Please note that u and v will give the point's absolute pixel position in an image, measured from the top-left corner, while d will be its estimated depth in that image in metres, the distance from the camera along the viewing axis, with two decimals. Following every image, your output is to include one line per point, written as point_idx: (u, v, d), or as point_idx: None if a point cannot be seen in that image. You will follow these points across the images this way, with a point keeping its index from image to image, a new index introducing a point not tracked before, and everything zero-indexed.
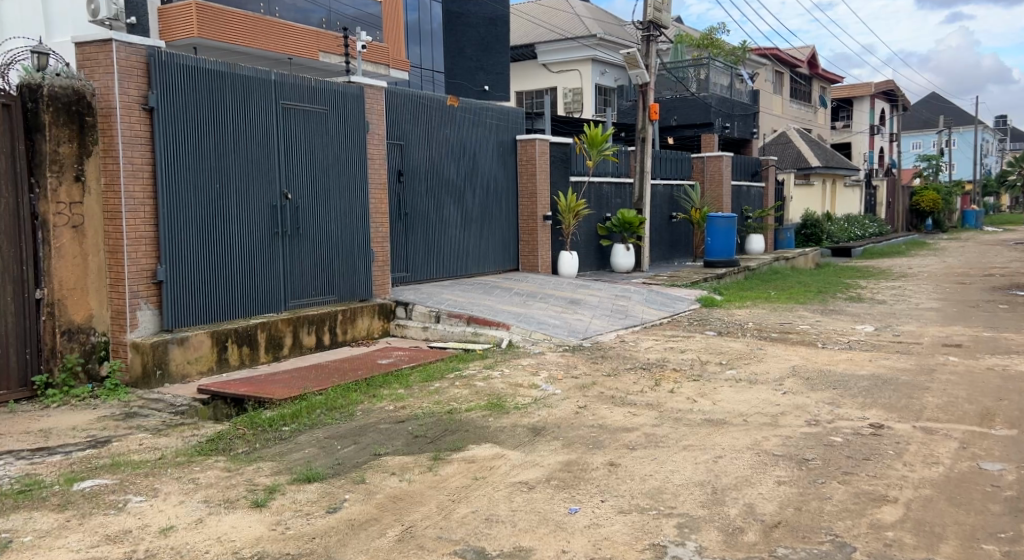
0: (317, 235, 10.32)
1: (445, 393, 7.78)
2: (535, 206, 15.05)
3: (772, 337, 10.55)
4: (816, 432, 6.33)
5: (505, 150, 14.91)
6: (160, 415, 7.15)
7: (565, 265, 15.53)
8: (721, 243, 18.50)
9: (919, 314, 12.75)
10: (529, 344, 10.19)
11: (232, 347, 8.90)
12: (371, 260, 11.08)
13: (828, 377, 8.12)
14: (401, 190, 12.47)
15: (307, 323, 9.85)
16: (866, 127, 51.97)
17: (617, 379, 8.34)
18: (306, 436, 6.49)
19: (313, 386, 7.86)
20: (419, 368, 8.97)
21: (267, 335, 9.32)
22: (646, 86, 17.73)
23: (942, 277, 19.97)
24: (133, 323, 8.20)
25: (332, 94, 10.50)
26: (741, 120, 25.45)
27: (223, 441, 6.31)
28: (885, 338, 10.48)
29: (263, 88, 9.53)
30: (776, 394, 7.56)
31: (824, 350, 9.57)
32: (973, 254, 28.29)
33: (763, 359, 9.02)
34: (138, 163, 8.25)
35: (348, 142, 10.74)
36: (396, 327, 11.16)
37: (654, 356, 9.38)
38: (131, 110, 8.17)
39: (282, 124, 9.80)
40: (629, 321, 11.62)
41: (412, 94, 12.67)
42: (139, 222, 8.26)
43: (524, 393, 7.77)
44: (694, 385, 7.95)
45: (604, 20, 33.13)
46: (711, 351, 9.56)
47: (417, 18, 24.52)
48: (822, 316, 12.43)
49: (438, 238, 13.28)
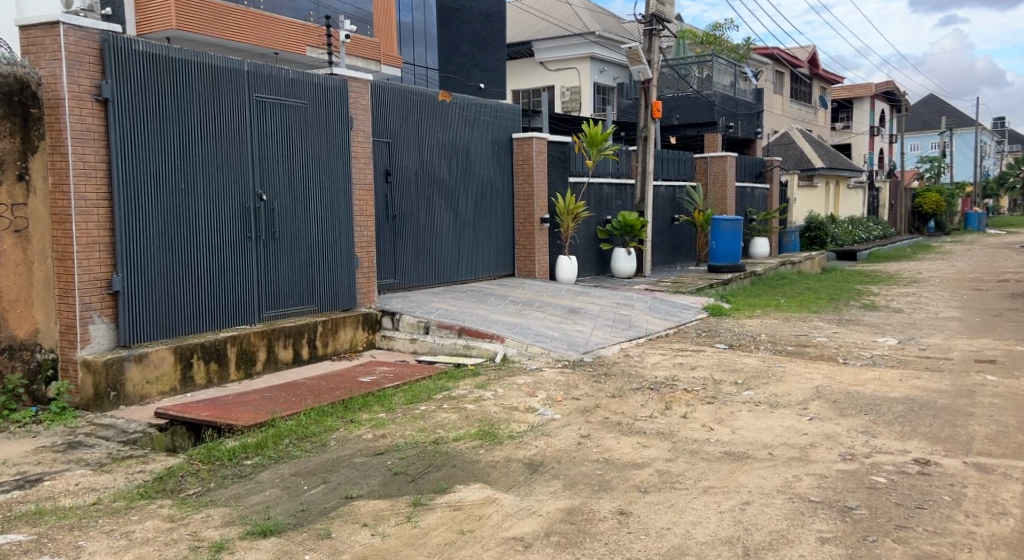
0: (296, 240, 9.49)
1: (431, 419, 6.95)
2: (531, 208, 14.24)
3: (788, 351, 9.75)
4: (854, 469, 5.52)
5: (501, 149, 14.09)
6: (107, 445, 6.28)
7: (563, 270, 14.74)
8: (727, 247, 17.67)
9: (942, 324, 11.95)
10: (526, 359, 9.36)
11: (198, 363, 8.06)
12: (354, 266, 10.27)
13: (858, 399, 7.31)
14: (389, 191, 11.65)
15: (283, 336, 9.02)
16: (866, 128, 51.30)
17: (623, 401, 7.53)
18: (269, 474, 5.66)
19: (283, 409, 7.02)
20: (403, 388, 8.13)
21: (238, 350, 8.48)
22: (648, 83, 16.91)
23: (956, 282, 19.17)
24: (85, 338, 7.37)
25: (312, 86, 9.68)
26: (745, 119, 24.64)
27: (172, 480, 5.47)
28: (911, 353, 9.66)
29: (235, 79, 8.71)
30: (802, 421, 6.74)
31: (849, 367, 8.75)
32: (982, 257, 27.53)
33: (784, 378, 8.20)
34: (90, 161, 7.41)
35: (330, 139, 9.91)
36: (381, 338, 10.31)
37: (662, 374, 8.56)
38: (83, 101, 7.34)
39: (256, 118, 8.99)
40: (633, 333, 10.80)
41: (400, 89, 11.85)
42: (92, 225, 7.43)
43: (520, 419, 6.93)
44: (710, 409, 7.15)
45: (603, 16, 32.38)
46: (725, 368, 8.74)
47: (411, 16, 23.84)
48: (839, 327, 11.62)
49: (429, 242, 12.46)
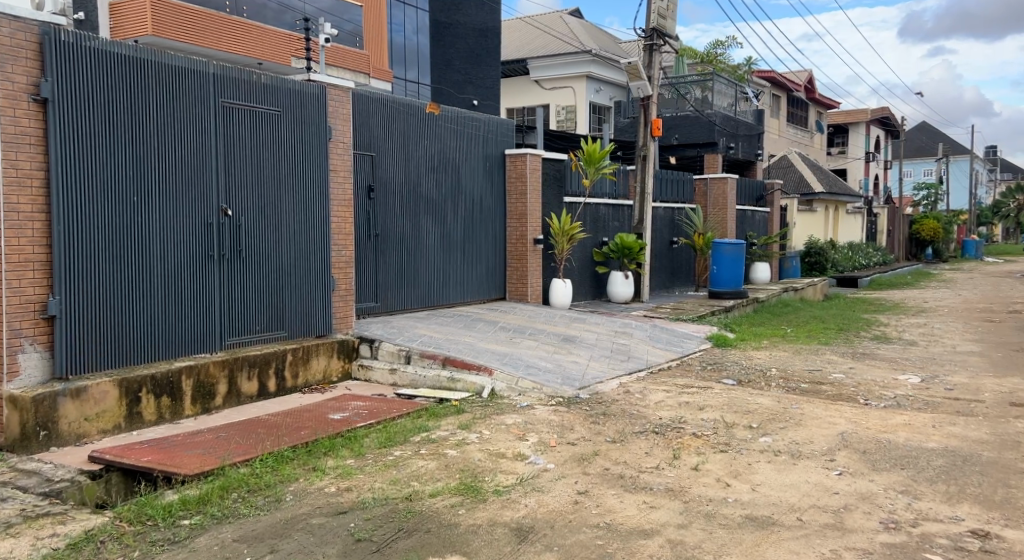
0: (264, 260, 8.62)
1: (406, 468, 6.08)
2: (524, 228, 13.40)
3: (803, 390, 8.92)
4: (903, 543, 4.71)
5: (493, 165, 13.29)
6: (23, 498, 5.37)
7: (557, 294, 13.88)
8: (728, 273, 16.85)
9: (963, 361, 11.14)
10: (516, 395, 8.47)
11: (148, 398, 7.16)
12: (330, 289, 9.41)
13: (892, 450, 6.46)
14: (371, 208, 10.80)
15: (247, 366, 8.12)
16: (862, 154, 50.85)
17: (626, 447, 6.67)
18: (207, 540, 4.79)
19: (236, 455, 6.13)
20: (377, 427, 7.24)
21: (194, 383, 7.59)
22: (649, 100, 16.14)
23: (966, 313, 18.41)
24: (12, 370, 6.49)
25: (285, 93, 8.83)
26: (745, 140, 23.84)
27: (88, 548, 4.61)
28: (938, 394, 8.81)
29: (196, 82, 7.87)
30: (831, 477, 5.89)
31: (874, 410, 7.91)
32: (988, 287, 26.81)
33: (804, 422, 7.35)
34: (25, 168, 6.56)
35: (305, 151, 9.07)
36: (358, 368, 9.42)
37: (668, 415, 7.66)
38: (17, 100, 6.50)
39: (221, 124, 8.15)
40: (632, 365, 9.93)
41: (384, 99, 11.04)
42: (25, 242, 6.56)
43: (508, 470, 6.06)
44: (723, 460, 6.31)
45: (600, 35, 31.81)
46: (737, 409, 7.84)
47: (404, 37, 23.62)
48: (855, 362, 10.78)
49: (414, 262, 11.60)
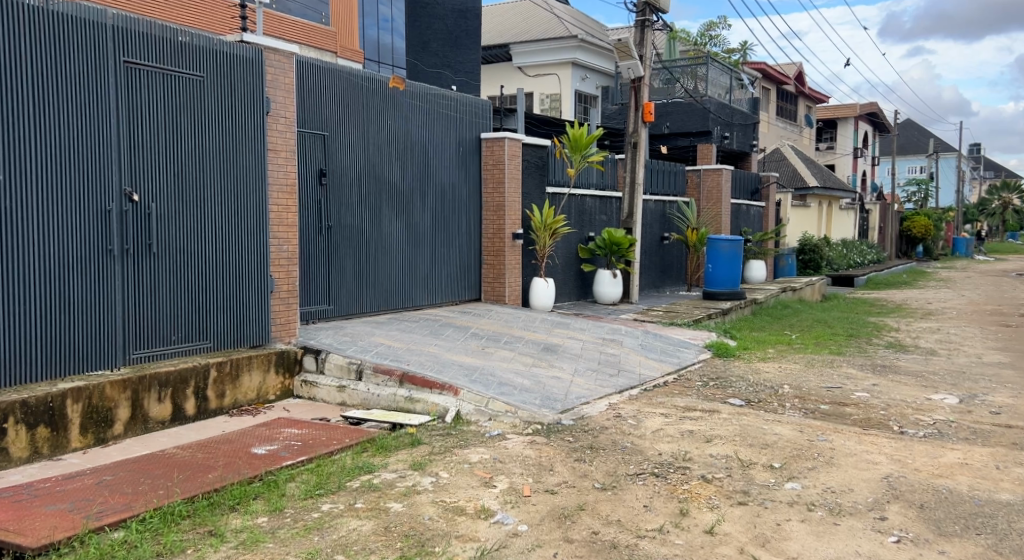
0: (183, 255, 7.15)
1: (331, 532, 4.64)
2: (501, 221, 11.95)
3: (824, 414, 7.54)
4: None
5: (467, 149, 11.83)
6: None
7: (538, 294, 12.44)
8: (724, 271, 15.43)
9: (997, 375, 9.80)
10: (485, 420, 7.00)
11: (16, 430, 5.67)
12: (269, 291, 7.93)
13: (960, 505, 5.07)
14: (322, 196, 9.34)
15: (156, 386, 6.63)
16: (850, 150, 49.63)
17: (621, 498, 5.24)
18: None
19: (108, 513, 4.68)
20: (309, 467, 5.78)
21: (85, 408, 6.10)
22: (641, 81, 14.70)
23: (979, 317, 17.05)
24: None
25: (210, 56, 7.33)
26: (740, 130, 22.45)
27: None
28: (985, 420, 7.44)
29: (91, 35, 6.39)
30: (887, 547, 4.51)
31: (915, 443, 6.53)
32: (990, 287, 25.51)
33: (837, 462, 5.95)
34: None
35: (235, 128, 7.57)
36: (301, 385, 7.93)
37: (670, 450, 6.24)
38: None
39: (126, 89, 6.68)
40: (623, 382, 8.50)
41: (339, 71, 9.55)
42: None
43: (466, 535, 4.63)
44: (746, 518, 4.91)
45: (587, 21, 30.33)
46: (752, 443, 6.42)
47: (377, 31, 21.27)
48: (877, 377, 9.39)
49: (374, 259, 10.15)
